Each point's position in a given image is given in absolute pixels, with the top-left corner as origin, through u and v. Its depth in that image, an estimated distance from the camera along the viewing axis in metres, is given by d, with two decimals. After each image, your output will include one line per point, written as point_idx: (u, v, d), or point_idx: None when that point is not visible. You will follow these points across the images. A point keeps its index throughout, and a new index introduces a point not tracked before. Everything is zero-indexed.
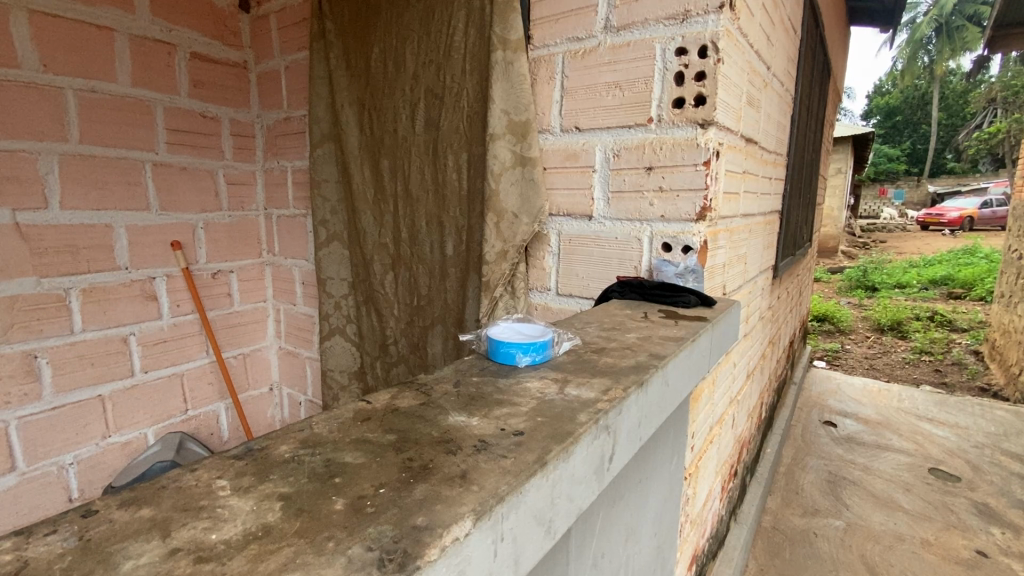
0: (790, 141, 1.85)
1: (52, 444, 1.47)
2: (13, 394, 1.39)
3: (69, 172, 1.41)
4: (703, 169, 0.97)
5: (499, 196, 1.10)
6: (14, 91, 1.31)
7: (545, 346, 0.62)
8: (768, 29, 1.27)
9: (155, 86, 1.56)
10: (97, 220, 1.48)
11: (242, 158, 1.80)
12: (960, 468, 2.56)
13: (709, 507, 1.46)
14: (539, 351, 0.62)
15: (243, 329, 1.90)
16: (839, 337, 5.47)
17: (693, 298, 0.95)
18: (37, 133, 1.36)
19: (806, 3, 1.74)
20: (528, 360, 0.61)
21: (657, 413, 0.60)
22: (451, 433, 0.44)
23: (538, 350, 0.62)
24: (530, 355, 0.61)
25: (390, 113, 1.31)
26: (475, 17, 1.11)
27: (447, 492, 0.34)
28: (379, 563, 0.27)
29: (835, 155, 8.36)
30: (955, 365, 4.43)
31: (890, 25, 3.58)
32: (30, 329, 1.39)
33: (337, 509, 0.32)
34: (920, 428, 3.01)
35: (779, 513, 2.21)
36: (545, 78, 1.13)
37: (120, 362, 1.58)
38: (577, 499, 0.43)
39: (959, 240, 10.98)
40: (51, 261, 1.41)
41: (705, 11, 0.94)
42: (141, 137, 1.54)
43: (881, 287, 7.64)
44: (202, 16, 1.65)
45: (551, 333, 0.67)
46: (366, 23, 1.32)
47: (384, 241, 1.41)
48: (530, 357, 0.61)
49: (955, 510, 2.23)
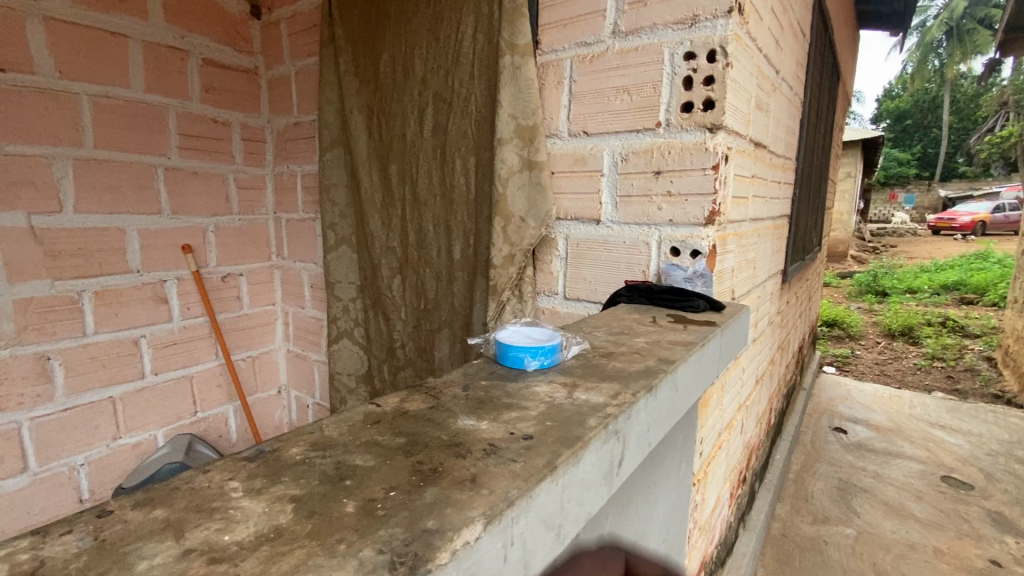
0: (800, 144, 1.85)
1: (64, 445, 1.49)
2: (25, 395, 1.41)
3: (83, 176, 1.43)
4: (712, 174, 0.97)
5: (507, 200, 1.11)
6: (30, 96, 1.34)
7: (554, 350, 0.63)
8: (776, 33, 1.26)
9: (168, 92, 1.58)
10: (110, 223, 1.50)
11: (253, 162, 1.82)
12: (974, 476, 2.52)
13: (718, 514, 1.44)
14: (549, 355, 0.62)
15: (252, 332, 1.91)
16: (849, 343, 5.41)
17: (702, 302, 0.94)
18: (52, 138, 1.38)
19: (815, 7, 1.73)
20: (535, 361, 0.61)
21: (667, 418, 0.60)
22: (460, 437, 0.44)
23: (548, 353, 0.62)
24: (539, 357, 0.61)
25: (398, 117, 1.32)
26: (484, 22, 1.12)
27: (457, 496, 0.34)
28: (391, 566, 0.27)
29: (844, 159, 8.30)
30: (968, 371, 4.37)
31: (900, 28, 3.56)
32: (43, 331, 1.41)
33: (349, 511, 0.32)
34: (932, 435, 2.96)
35: (789, 521, 2.19)
36: (553, 83, 1.13)
37: (131, 364, 1.59)
38: (586, 504, 0.43)
39: (971, 244, 10.85)
40: (65, 264, 1.43)
41: (714, 16, 0.94)
42: (153, 142, 1.56)
43: (892, 291, 7.56)
44: (214, 23, 1.67)
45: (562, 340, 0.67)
46: (375, 28, 1.33)
47: (392, 245, 1.42)
48: (538, 359, 0.61)
49: (968, 518, 2.19)
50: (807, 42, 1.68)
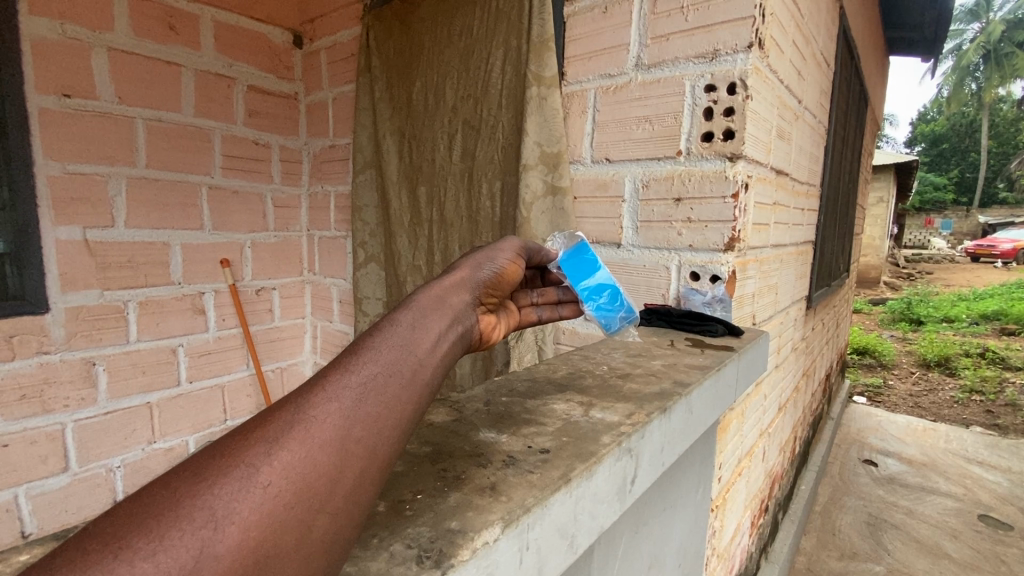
0: (825, 171, 1.85)
1: (102, 447, 1.56)
2: (71, 397, 1.48)
3: (134, 194, 1.53)
4: (732, 202, 0.99)
5: (530, 223, 1.15)
6: (92, 120, 1.44)
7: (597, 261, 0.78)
8: (798, 64, 1.29)
9: (215, 116, 1.69)
10: (156, 238, 1.60)
11: (289, 182, 1.91)
12: (1013, 516, 2.40)
13: (738, 542, 1.42)
14: (598, 278, 0.77)
15: (282, 344, 1.99)
16: (881, 372, 5.23)
17: (721, 327, 0.97)
18: (108, 158, 1.48)
19: (839, 37, 1.75)
20: (620, 307, 0.80)
21: (680, 440, 0.62)
22: (482, 448, 0.48)
23: (602, 276, 0.77)
24: (596, 305, 0.77)
25: (429, 142, 1.38)
26: (512, 55, 1.18)
27: (478, 501, 0.38)
28: (418, 559, 0.32)
29: (876, 184, 8.08)
30: (1009, 405, 4.18)
31: (932, 53, 3.52)
32: (91, 338, 1.50)
33: (381, 509, 0.38)
34: (969, 471, 2.84)
35: (815, 555, 2.12)
36: (577, 112, 1.18)
37: (168, 371, 1.67)
38: (599, 517, 0.45)
39: (1013, 273, 10.41)
40: (113, 275, 1.52)
41: (734, 50, 0.97)
42: (199, 163, 1.67)
43: (927, 320, 7.27)
44: (260, 52, 1.78)
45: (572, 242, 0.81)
46: (409, 58, 1.40)
47: (417, 263, 1.47)
48: (615, 304, 0.79)
49: (1007, 561, 2.09)
50: (830, 71, 1.69)
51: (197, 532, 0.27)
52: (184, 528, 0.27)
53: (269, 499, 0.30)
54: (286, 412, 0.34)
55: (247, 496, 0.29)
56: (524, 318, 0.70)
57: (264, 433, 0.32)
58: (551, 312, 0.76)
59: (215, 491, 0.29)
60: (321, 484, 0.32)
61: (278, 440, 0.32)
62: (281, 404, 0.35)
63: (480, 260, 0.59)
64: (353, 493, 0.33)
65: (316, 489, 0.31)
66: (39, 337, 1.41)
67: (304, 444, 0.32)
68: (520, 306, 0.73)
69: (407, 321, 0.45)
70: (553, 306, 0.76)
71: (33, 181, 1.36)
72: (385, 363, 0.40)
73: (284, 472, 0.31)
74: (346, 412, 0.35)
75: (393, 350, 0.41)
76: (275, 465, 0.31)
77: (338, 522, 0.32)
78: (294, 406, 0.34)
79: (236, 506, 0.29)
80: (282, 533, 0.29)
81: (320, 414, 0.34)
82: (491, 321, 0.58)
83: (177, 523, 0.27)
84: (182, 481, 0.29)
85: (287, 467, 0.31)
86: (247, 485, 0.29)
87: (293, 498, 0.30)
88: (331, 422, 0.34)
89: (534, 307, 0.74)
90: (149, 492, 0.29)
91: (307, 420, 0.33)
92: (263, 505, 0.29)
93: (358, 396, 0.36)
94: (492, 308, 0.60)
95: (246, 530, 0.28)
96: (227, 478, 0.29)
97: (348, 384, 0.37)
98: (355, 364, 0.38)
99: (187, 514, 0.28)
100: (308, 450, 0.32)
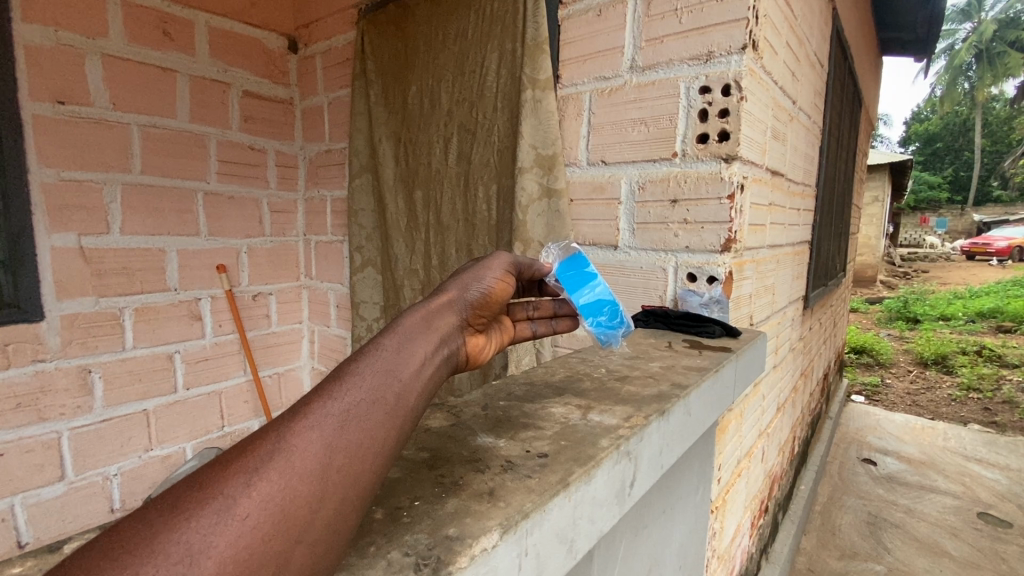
0: (820, 172, 1.85)
1: (98, 455, 1.54)
2: (67, 406, 1.47)
3: (130, 201, 1.53)
4: (727, 203, 0.99)
5: (528, 226, 1.16)
6: (86, 127, 1.43)
7: (595, 275, 0.76)
8: (793, 66, 1.29)
9: (210, 122, 1.68)
10: (152, 244, 1.59)
11: (286, 186, 1.91)
12: (1012, 513, 2.41)
13: (738, 543, 1.42)
14: (597, 293, 0.74)
15: (280, 349, 1.98)
16: (879, 371, 5.24)
17: (718, 328, 0.97)
18: (103, 165, 1.47)
19: (834, 38, 1.76)
20: (619, 322, 0.78)
21: (679, 441, 0.62)
22: (480, 453, 0.48)
23: (601, 291, 0.75)
24: (595, 321, 0.75)
25: (424, 146, 1.39)
26: (507, 59, 1.18)
27: (476, 507, 0.38)
28: (416, 567, 0.32)
29: (871, 183, 8.11)
30: (1007, 402, 4.20)
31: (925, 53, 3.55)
32: (86, 346, 1.49)
33: (378, 517, 0.38)
34: (968, 469, 2.85)
35: (816, 555, 2.12)
36: (572, 115, 1.19)
37: (165, 378, 1.66)
38: (599, 521, 0.45)
39: (1008, 271, 10.46)
40: (109, 282, 1.51)
41: (728, 52, 0.97)
42: (194, 169, 1.66)
43: (924, 318, 7.29)
44: (255, 57, 1.78)
45: (569, 254, 0.79)
46: (404, 63, 1.41)
47: (414, 268, 1.47)
48: (614, 319, 0.78)
49: (1007, 558, 2.09)
50: (824, 73, 1.70)
51: (171, 568, 0.27)
52: (157, 564, 0.27)
53: (246, 531, 0.29)
54: (268, 440, 0.33)
55: (224, 530, 0.29)
56: (518, 333, 0.70)
57: (243, 464, 0.32)
58: (545, 326, 0.76)
59: (191, 525, 0.29)
60: (300, 513, 0.31)
61: (258, 471, 0.31)
62: (260, 434, 0.35)
63: (468, 280, 0.58)
64: (333, 523, 0.33)
65: (295, 519, 0.31)
66: (35, 345, 1.40)
67: (283, 474, 0.32)
68: (516, 320, 0.73)
69: (392, 344, 0.45)
70: (548, 321, 0.76)
71: (27, 189, 1.35)
72: (368, 390, 0.39)
73: (264, 503, 0.30)
74: (328, 439, 0.35)
75: (377, 375, 0.41)
76: (254, 496, 0.30)
77: (319, 552, 0.31)
78: (275, 435, 0.34)
79: (211, 540, 0.28)
80: (259, 566, 0.29)
81: (301, 443, 0.34)
82: (479, 343, 0.57)
83: (151, 559, 0.27)
84: (160, 514, 0.29)
85: (266, 499, 0.31)
86: (223, 518, 0.29)
87: (271, 528, 0.30)
88: (313, 451, 0.34)
89: (530, 322, 0.74)
90: (125, 526, 0.29)
91: (288, 449, 0.33)
92: (239, 539, 0.29)
93: (341, 425, 0.36)
94: (481, 329, 0.59)
95: (222, 564, 0.28)
96: (205, 511, 0.29)
97: (330, 412, 0.36)
98: (339, 391, 0.38)
99: (162, 549, 0.27)
100: (288, 481, 0.32)
